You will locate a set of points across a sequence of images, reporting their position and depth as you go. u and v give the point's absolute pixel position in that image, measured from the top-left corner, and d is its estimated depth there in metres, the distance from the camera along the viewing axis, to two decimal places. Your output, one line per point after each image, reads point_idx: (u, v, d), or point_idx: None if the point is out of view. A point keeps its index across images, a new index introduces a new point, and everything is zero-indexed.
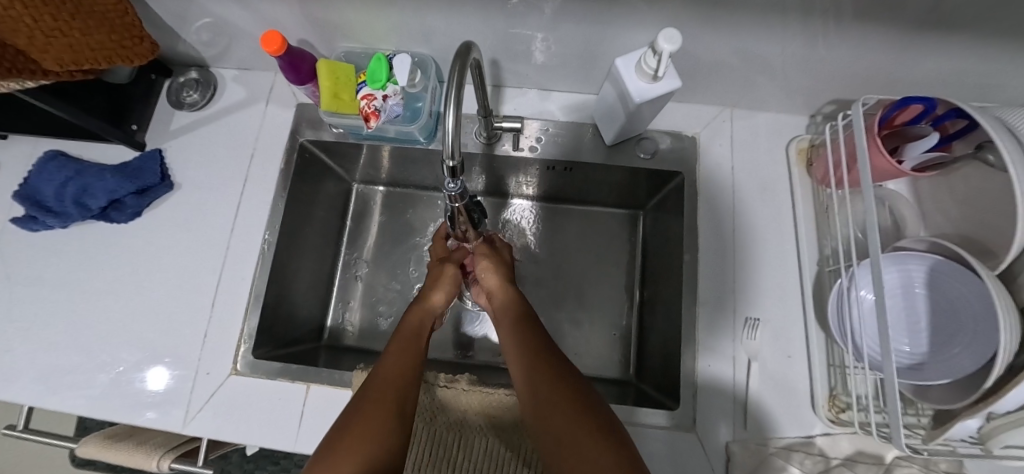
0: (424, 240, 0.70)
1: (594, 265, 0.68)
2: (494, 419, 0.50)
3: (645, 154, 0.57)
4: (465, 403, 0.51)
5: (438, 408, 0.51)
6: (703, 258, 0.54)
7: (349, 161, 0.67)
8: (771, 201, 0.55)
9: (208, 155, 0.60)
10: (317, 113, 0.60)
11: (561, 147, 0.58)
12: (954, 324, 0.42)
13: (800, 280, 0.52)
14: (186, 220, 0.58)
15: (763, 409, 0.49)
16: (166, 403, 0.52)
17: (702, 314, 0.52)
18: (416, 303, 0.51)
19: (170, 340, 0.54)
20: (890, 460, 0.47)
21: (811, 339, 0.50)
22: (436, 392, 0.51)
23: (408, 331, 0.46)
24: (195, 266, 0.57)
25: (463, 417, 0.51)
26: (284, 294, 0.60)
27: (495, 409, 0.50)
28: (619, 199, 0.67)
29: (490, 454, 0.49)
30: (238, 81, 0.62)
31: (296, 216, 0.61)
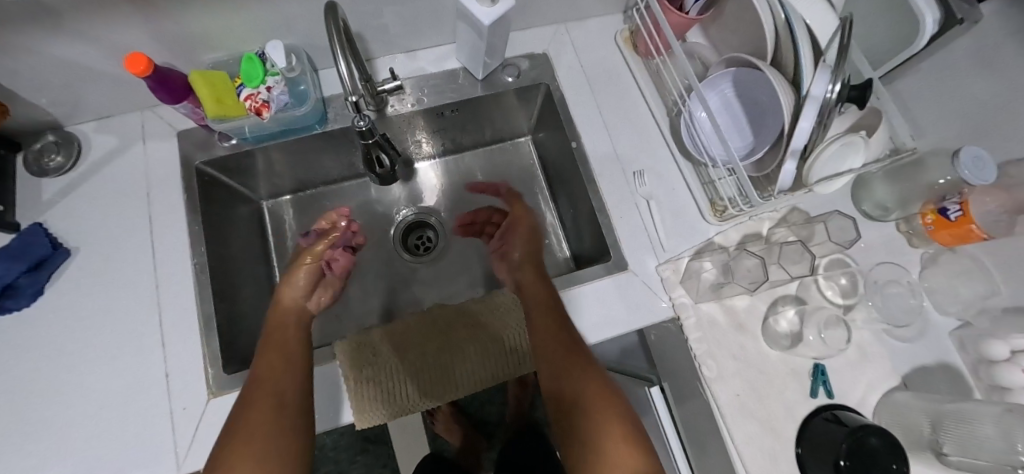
0: (351, 228, 0.75)
1: (510, 193, 0.77)
2: (476, 328, 0.57)
3: (512, 77, 0.67)
4: (447, 325, 0.57)
5: (425, 340, 0.56)
6: (587, 142, 0.65)
7: (252, 176, 0.68)
8: (619, 83, 0.68)
9: (98, 210, 0.58)
10: (202, 134, 0.61)
11: (443, 94, 0.65)
12: (761, 111, 0.58)
13: (661, 132, 0.66)
14: (99, 279, 0.55)
15: (667, 234, 0.62)
16: (151, 453, 0.50)
17: (602, 183, 0.63)
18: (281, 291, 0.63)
19: (128, 396, 0.52)
20: (768, 233, 0.62)
21: (682, 169, 0.64)
22: (420, 326, 0.56)
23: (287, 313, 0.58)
24: (127, 317, 0.54)
25: (450, 338, 0.56)
26: (234, 313, 0.60)
27: (474, 321, 0.57)
28: (509, 130, 0.77)
29: (484, 355, 0.56)
30: (102, 131, 0.61)
31: (217, 237, 0.61)
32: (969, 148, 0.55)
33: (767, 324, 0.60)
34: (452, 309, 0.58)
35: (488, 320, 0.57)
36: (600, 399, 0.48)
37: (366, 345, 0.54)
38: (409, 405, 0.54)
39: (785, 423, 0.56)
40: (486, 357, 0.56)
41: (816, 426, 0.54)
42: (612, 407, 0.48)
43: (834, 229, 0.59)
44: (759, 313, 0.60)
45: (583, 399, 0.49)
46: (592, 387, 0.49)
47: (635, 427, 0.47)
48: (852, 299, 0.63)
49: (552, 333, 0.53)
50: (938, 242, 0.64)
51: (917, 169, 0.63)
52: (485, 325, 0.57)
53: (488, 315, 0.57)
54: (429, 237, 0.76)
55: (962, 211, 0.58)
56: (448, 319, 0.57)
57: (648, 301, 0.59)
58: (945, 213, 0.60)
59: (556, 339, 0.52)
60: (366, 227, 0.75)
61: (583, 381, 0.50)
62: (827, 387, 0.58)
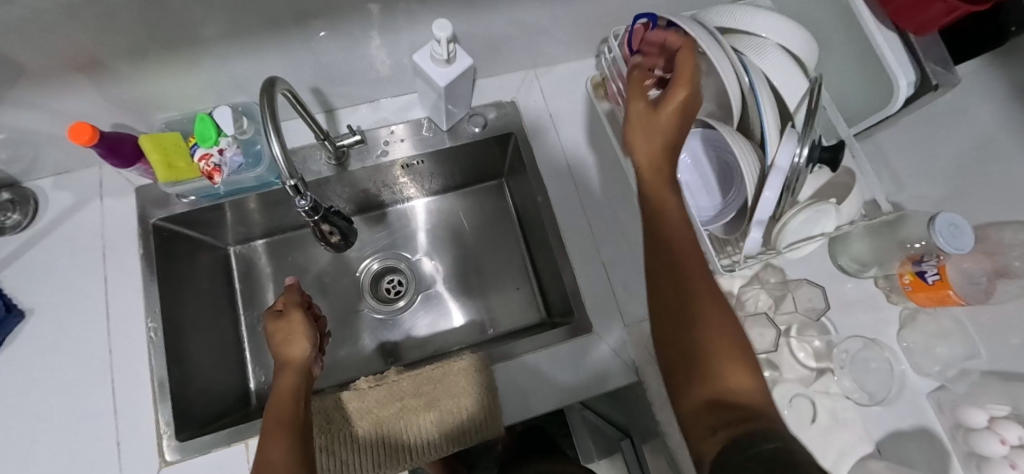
0: (319, 274, 0.74)
1: (483, 238, 0.76)
2: (428, 393, 0.55)
3: (478, 127, 0.65)
4: (400, 390, 0.55)
5: (377, 407, 0.54)
6: (554, 195, 0.63)
7: (215, 227, 0.67)
8: (590, 132, 0.66)
9: (54, 269, 0.57)
10: (160, 190, 0.60)
11: (407, 144, 0.64)
12: (728, 172, 0.56)
13: (631, 184, 0.64)
14: (52, 342, 0.55)
15: (636, 294, 0.60)
16: None
17: (570, 238, 0.62)
18: (280, 372, 0.47)
19: (78, 466, 0.51)
20: (738, 291, 0.61)
21: (652, 225, 0.62)
22: (372, 392, 0.55)
23: (287, 378, 0.46)
24: (80, 382, 0.54)
25: (402, 404, 0.55)
26: (191, 373, 0.59)
27: (427, 385, 0.56)
28: (482, 173, 0.76)
29: (437, 421, 0.55)
30: (59, 187, 0.60)
31: (174, 294, 0.60)
32: (948, 214, 0.52)
33: None
34: (410, 377, 0.56)
35: (447, 388, 0.55)
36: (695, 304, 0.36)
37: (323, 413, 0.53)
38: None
39: None
40: (441, 424, 0.55)
41: None
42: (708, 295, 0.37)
43: (802, 299, 0.59)
44: None
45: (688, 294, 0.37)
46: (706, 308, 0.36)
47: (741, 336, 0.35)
48: (826, 364, 0.61)
49: (672, 231, 0.39)
50: (914, 302, 0.61)
51: (897, 229, 0.61)
52: (443, 396, 0.55)
53: (445, 383, 0.56)
54: (399, 280, 0.74)
55: (939, 276, 0.55)
56: (404, 388, 0.55)
57: (613, 364, 0.57)
58: (922, 276, 0.57)
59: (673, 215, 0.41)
60: (334, 273, 0.74)
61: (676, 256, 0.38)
62: None
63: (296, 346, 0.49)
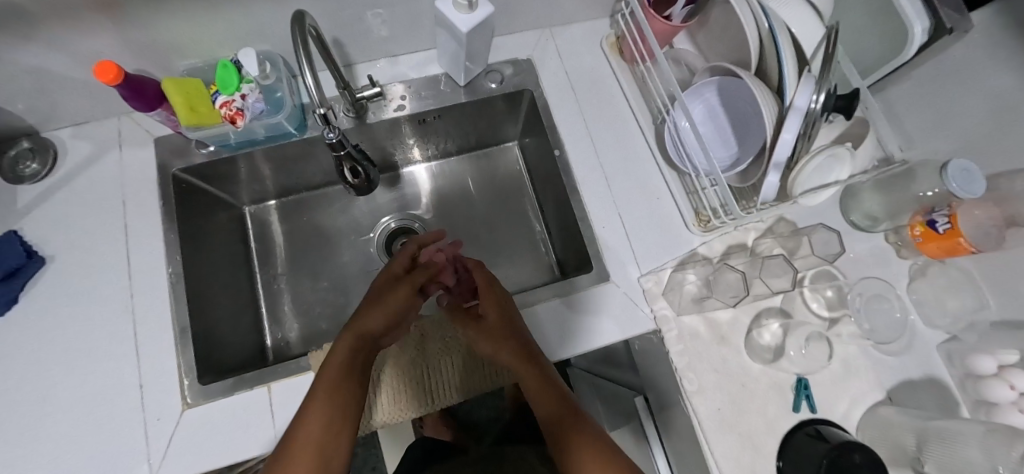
0: (334, 234, 0.75)
1: (496, 199, 0.77)
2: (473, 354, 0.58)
3: (495, 83, 0.66)
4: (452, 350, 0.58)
5: (432, 358, 0.57)
6: (571, 150, 0.64)
7: (232, 183, 0.67)
8: (605, 90, 0.67)
9: (74, 217, 0.57)
10: (179, 140, 0.60)
11: (425, 100, 0.65)
12: (745, 121, 0.57)
13: (646, 138, 0.65)
14: (73, 288, 0.55)
15: (651, 245, 0.61)
16: (124, 465, 0.50)
17: (586, 191, 0.62)
18: (353, 330, 0.52)
19: (102, 408, 0.52)
20: (753, 243, 0.62)
21: (668, 178, 0.63)
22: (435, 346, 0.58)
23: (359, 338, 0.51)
24: (100, 328, 0.54)
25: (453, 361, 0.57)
26: (210, 323, 0.59)
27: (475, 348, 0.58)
28: (496, 134, 0.77)
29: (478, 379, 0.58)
30: (78, 138, 0.60)
31: (193, 245, 0.60)
32: (958, 161, 0.54)
33: (749, 336, 0.59)
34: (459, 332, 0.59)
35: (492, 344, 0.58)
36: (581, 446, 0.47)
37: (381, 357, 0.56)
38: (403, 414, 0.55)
39: (766, 438, 0.56)
40: (478, 375, 0.58)
41: (797, 439, 0.54)
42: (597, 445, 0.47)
43: (818, 243, 0.60)
44: (743, 327, 0.59)
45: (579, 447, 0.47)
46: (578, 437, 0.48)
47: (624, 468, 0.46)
48: (839, 312, 0.62)
49: (546, 401, 0.51)
50: (926, 254, 0.63)
51: (908, 180, 0.62)
52: (477, 347, 0.55)
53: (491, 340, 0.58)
54: (411, 242, 0.75)
55: (951, 224, 0.57)
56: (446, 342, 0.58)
57: (630, 312, 0.58)
58: (933, 226, 0.59)
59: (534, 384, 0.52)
60: (348, 233, 0.75)
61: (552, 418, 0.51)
62: (810, 402, 0.57)
63: (376, 315, 0.52)
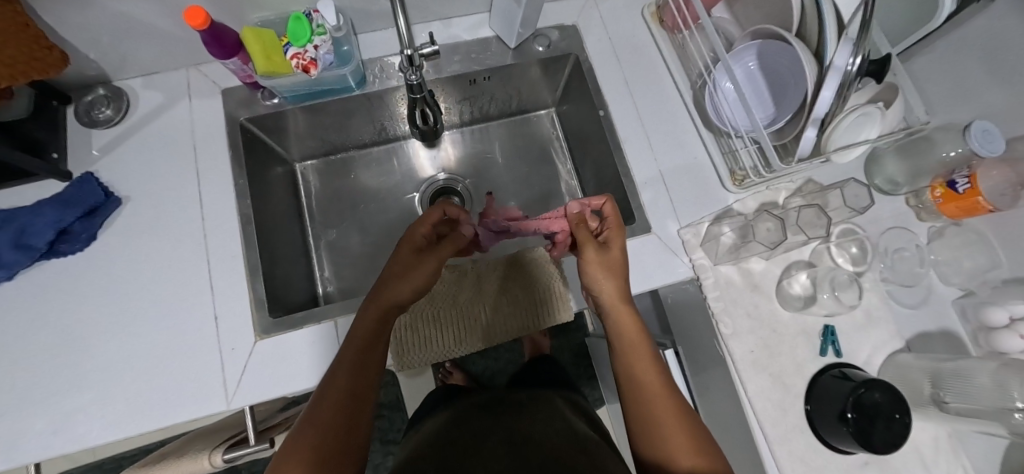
0: (380, 192, 0.79)
1: (533, 163, 0.81)
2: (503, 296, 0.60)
3: (543, 47, 0.70)
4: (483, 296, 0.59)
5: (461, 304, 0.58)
6: (614, 111, 0.68)
7: (287, 137, 0.70)
8: (644, 56, 0.70)
9: (148, 161, 0.60)
10: (245, 92, 0.63)
11: (476, 61, 0.68)
12: (782, 83, 0.60)
13: (684, 101, 0.68)
14: (149, 226, 0.58)
15: (689, 201, 0.65)
16: (202, 388, 0.54)
17: (628, 150, 0.66)
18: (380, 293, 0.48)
19: (180, 337, 0.55)
20: (784, 201, 0.65)
21: (705, 139, 0.66)
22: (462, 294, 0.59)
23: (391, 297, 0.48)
24: (176, 264, 0.57)
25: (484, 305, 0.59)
26: (274, 265, 0.63)
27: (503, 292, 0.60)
28: (535, 100, 0.80)
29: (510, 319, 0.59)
30: (149, 87, 0.63)
31: (258, 191, 0.63)
32: (981, 122, 0.57)
33: (780, 286, 0.63)
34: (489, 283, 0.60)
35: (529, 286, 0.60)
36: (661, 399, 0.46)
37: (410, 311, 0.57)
38: (444, 352, 0.57)
39: (795, 378, 0.60)
40: (516, 316, 0.60)
41: (825, 379, 0.59)
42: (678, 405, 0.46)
43: (849, 196, 0.61)
44: (773, 277, 0.63)
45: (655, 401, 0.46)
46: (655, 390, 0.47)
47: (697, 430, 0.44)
48: (863, 267, 0.65)
49: (636, 359, 0.49)
50: (944, 215, 0.67)
51: (928, 144, 0.66)
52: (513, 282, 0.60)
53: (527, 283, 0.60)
54: (454, 202, 0.80)
55: (971, 184, 0.61)
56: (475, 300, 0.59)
57: (670, 261, 0.63)
58: (953, 186, 0.63)
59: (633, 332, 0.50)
60: (393, 192, 0.79)
61: (642, 373, 0.48)
62: (836, 347, 0.61)
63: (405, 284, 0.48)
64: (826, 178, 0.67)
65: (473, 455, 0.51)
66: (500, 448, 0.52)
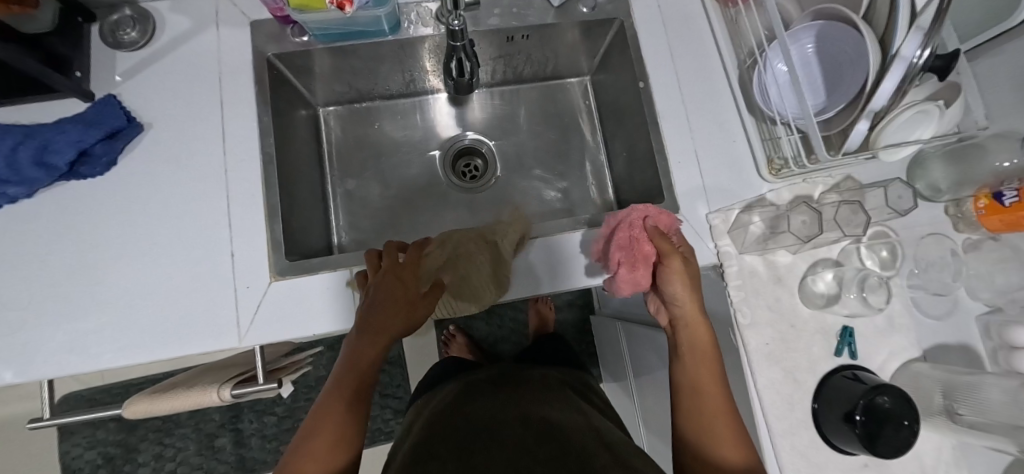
0: (401, 146, 0.77)
1: (561, 132, 0.79)
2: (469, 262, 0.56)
3: (587, 8, 0.66)
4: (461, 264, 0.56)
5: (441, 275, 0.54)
6: (655, 84, 0.65)
7: (314, 79, 0.68)
8: (693, 29, 0.67)
9: (173, 89, 0.59)
10: (275, 26, 0.61)
11: (516, 17, 0.65)
12: (838, 71, 0.57)
13: (728, 80, 0.65)
14: (170, 157, 0.57)
15: (720, 185, 0.63)
16: (216, 323, 0.54)
17: (665, 126, 0.64)
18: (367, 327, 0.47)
19: (196, 271, 0.55)
20: (819, 195, 0.63)
21: (745, 123, 0.64)
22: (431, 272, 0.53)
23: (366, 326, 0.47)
24: (197, 198, 0.56)
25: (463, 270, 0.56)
26: (292, 209, 0.62)
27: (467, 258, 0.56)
28: (571, 66, 0.77)
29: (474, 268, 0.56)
30: (177, 12, 0.60)
31: (281, 132, 0.62)
32: None
33: (805, 282, 0.62)
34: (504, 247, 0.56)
35: (544, 251, 0.60)
36: (715, 402, 0.46)
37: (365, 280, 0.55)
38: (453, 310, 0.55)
39: (807, 375, 0.60)
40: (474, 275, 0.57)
41: (834, 382, 0.58)
42: (725, 408, 0.46)
43: (892, 196, 0.57)
44: (798, 272, 0.62)
45: (710, 398, 0.46)
46: (714, 392, 0.47)
47: (742, 430, 0.45)
48: (891, 271, 0.63)
49: (696, 362, 0.48)
50: (984, 227, 0.64)
51: (980, 152, 0.61)
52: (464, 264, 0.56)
53: (540, 250, 0.60)
54: (477, 165, 0.78)
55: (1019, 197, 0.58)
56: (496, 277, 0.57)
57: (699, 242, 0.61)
58: (1000, 198, 0.60)
59: (700, 341, 0.49)
60: (416, 147, 0.77)
61: (703, 377, 0.47)
62: (852, 349, 0.60)
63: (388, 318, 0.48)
64: (867, 176, 0.64)
65: (493, 440, 0.52)
66: (515, 427, 0.54)
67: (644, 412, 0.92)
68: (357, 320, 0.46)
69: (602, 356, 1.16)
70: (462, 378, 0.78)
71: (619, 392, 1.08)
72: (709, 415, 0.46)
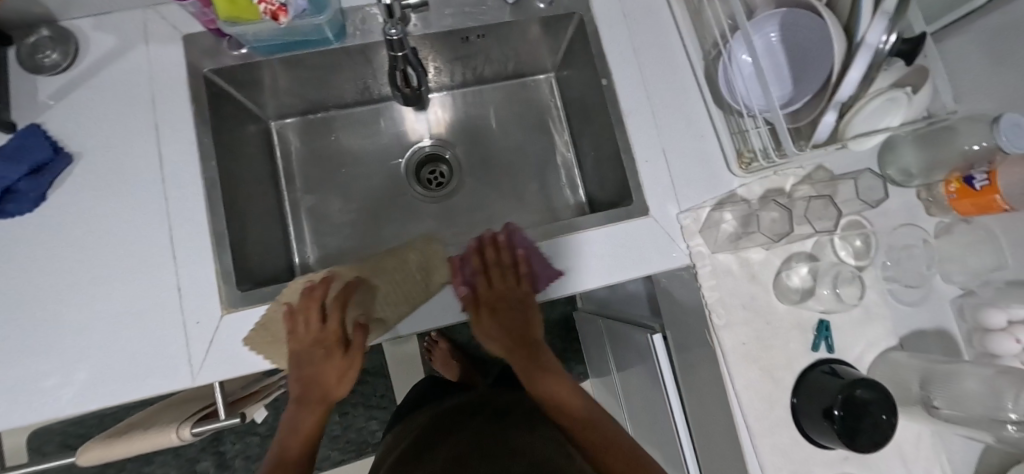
0: (363, 157, 0.73)
1: (529, 132, 0.76)
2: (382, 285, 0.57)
3: (544, 3, 0.63)
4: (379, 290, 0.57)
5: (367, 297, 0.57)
6: (618, 81, 0.62)
7: (260, 92, 0.64)
8: (656, 21, 0.64)
9: (102, 114, 0.54)
10: (210, 40, 0.57)
11: (470, 16, 0.61)
12: (805, 60, 0.55)
13: (694, 73, 0.63)
14: (103, 188, 0.53)
15: (689, 182, 0.61)
16: (166, 364, 0.51)
17: (630, 125, 0.61)
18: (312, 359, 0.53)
19: (141, 308, 0.51)
20: (790, 188, 0.62)
21: (713, 116, 0.62)
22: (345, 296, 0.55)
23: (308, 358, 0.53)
24: (137, 230, 0.53)
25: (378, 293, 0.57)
26: (243, 234, 0.58)
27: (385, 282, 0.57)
28: (533, 63, 0.74)
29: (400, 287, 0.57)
30: (101, 29, 0.56)
31: (225, 152, 0.58)
32: (1011, 115, 0.53)
33: (779, 278, 0.60)
34: (410, 272, 0.57)
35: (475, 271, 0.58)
36: (608, 437, 0.57)
37: (269, 328, 0.53)
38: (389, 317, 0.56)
39: (785, 372, 0.59)
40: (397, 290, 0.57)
41: (812, 378, 0.57)
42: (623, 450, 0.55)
43: (863, 186, 0.58)
44: (773, 268, 0.61)
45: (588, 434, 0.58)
46: (604, 438, 0.57)
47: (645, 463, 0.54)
48: (864, 261, 0.62)
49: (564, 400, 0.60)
50: (956, 211, 0.63)
51: (951, 134, 0.60)
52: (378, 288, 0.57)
53: (466, 270, 0.58)
54: (442, 171, 0.75)
55: (988, 181, 0.57)
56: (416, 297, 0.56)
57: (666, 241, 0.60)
58: (970, 182, 0.59)
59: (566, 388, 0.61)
60: (378, 156, 0.74)
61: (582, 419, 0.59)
62: (828, 343, 0.59)
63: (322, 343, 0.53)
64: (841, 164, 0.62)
65: None
66: None
67: (630, 408, 0.92)
68: (298, 392, 0.54)
69: (587, 352, 1.15)
70: (432, 408, 0.78)
71: (605, 388, 1.08)
72: (611, 454, 0.55)
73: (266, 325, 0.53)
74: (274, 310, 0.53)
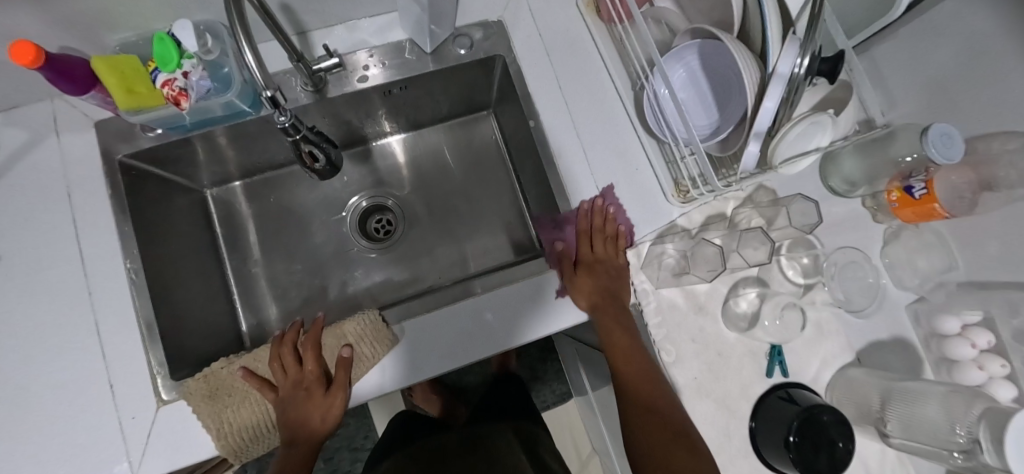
0: (306, 214, 0.72)
1: (474, 171, 0.75)
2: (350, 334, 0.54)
3: (464, 49, 0.62)
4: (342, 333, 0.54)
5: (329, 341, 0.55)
6: (546, 121, 0.61)
7: (189, 166, 0.63)
8: (581, 56, 0.63)
9: (16, 213, 0.53)
10: (122, 124, 0.55)
11: (390, 69, 0.60)
12: (726, 89, 0.54)
13: (624, 106, 0.62)
14: (23, 289, 0.52)
15: (628, 217, 0.60)
16: (101, 466, 0.49)
17: (563, 164, 0.60)
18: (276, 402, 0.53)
19: (70, 411, 0.50)
20: (730, 213, 0.61)
21: (646, 147, 0.60)
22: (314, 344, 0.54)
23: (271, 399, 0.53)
24: (62, 328, 0.51)
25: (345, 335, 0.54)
26: (178, 316, 0.57)
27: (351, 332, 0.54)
28: (469, 103, 0.73)
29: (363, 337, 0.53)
30: (9, 126, 0.55)
31: (151, 235, 0.57)
32: (942, 124, 0.51)
33: (726, 306, 0.60)
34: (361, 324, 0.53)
35: (416, 337, 0.55)
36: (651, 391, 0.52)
37: (210, 381, 0.52)
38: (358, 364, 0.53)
39: (740, 401, 0.58)
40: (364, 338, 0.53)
41: (769, 405, 0.56)
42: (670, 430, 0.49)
43: (796, 214, 0.58)
44: (720, 297, 0.60)
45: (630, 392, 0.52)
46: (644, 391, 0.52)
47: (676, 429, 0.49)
48: (812, 278, 0.63)
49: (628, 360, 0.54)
50: (898, 218, 0.62)
51: (888, 141, 0.59)
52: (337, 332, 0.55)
53: (413, 336, 0.55)
54: (387, 220, 0.74)
55: (928, 190, 0.56)
56: (381, 352, 0.53)
57: (631, 239, 0.59)
58: (910, 191, 0.58)
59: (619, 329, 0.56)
60: (320, 212, 0.73)
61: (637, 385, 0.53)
62: (782, 367, 0.58)
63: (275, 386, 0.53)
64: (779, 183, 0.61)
65: None
66: None
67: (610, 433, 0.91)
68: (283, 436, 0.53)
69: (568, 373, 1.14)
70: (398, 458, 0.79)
71: (587, 409, 1.06)
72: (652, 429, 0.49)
73: (210, 378, 0.52)
74: (225, 365, 0.53)
